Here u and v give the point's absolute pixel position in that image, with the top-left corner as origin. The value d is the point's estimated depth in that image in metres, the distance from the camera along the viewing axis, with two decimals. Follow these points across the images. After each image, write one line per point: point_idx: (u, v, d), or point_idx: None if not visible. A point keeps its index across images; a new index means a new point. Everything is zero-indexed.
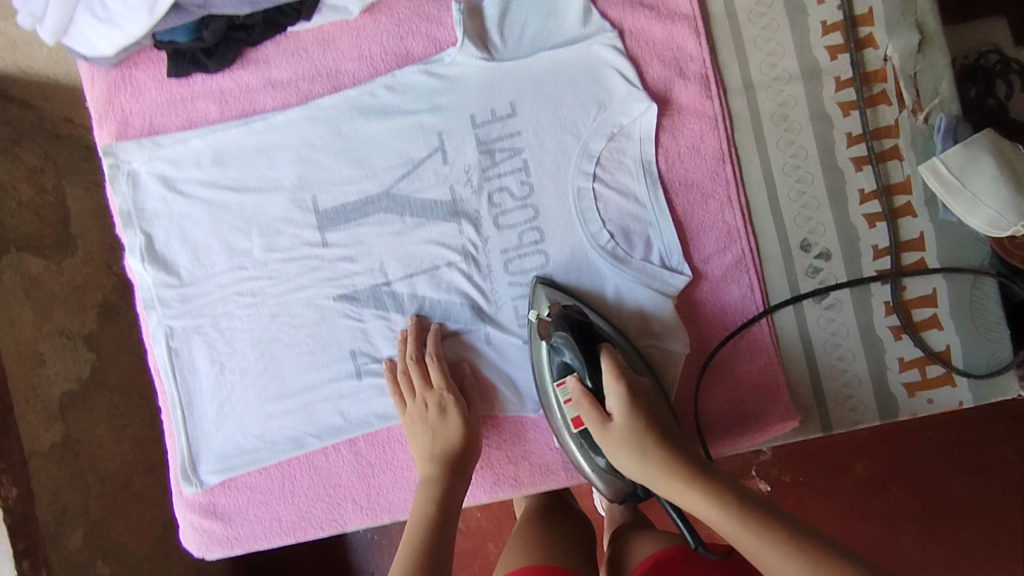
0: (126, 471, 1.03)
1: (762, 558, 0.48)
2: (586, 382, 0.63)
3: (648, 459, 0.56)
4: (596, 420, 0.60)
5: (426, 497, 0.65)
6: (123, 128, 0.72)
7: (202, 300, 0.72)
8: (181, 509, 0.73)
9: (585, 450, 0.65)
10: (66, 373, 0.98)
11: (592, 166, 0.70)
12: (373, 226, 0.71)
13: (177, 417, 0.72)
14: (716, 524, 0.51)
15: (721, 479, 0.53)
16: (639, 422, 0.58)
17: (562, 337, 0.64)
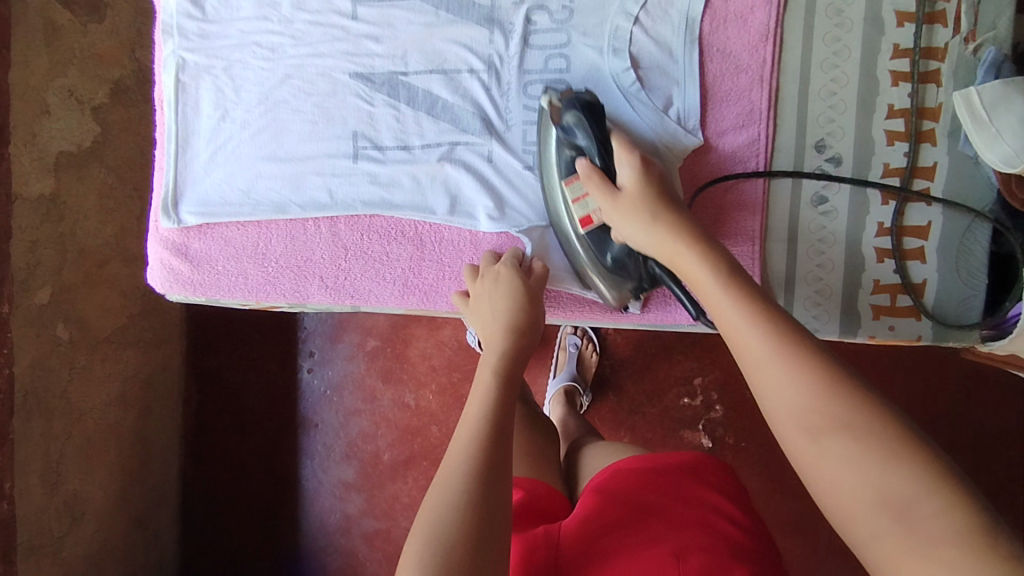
0: (103, 252, 1.07)
1: (730, 321, 0.52)
2: (597, 163, 0.64)
3: (657, 224, 0.60)
4: (607, 195, 0.62)
5: (493, 361, 0.62)
6: None
7: (221, 42, 0.71)
8: (155, 245, 0.74)
9: (592, 249, 0.67)
10: (68, 135, 0.99)
11: (636, 8, 0.69)
12: (405, 12, 0.71)
13: (169, 152, 0.72)
14: (703, 289, 0.55)
15: (739, 274, 0.55)
16: (660, 203, 0.61)
17: (574, 118, 0.64)
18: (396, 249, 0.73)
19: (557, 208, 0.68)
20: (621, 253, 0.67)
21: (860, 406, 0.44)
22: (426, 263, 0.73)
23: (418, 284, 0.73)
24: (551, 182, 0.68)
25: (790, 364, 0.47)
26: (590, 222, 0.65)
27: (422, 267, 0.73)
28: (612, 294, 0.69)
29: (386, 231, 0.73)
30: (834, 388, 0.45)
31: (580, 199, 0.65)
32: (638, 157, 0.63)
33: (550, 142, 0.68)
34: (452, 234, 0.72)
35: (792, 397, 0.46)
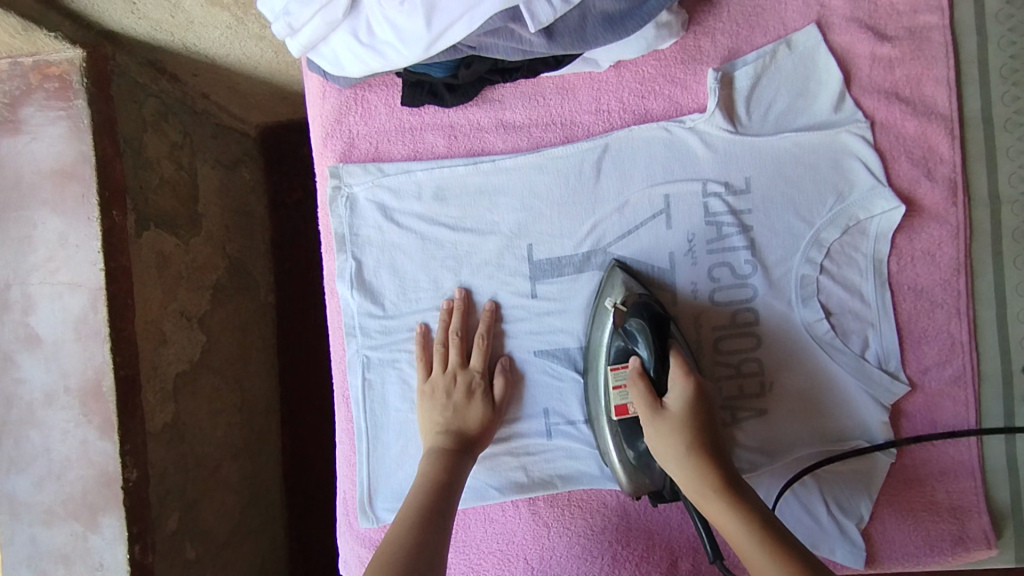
0: (217, 448, 1.30)
1: (738, 536, 0.50)
2: (648, 371, 0.61)
3: (685, 452, 0.55)
4: (648, 406, 0.59)
5: (433, 461, 0.63)
6: (348, 149, 0.70)
7: (406, 337, 0.70)
8: (351, 541, 0.72)
9: (619, 438, 0.64)
10: (183, 354, 1.19)
11: (820, 256, 0.67)
12: (583, 283, 0.69)
13: (360, 448, 0.71)
14: (712, 510, 0.53)
15: (742, 487, 0.53)
16: (694, 442, 0.55)
17: (638, 325, 0.62)
18: (599, 520, 0.70)
19: (598, 384, 0.66)
20: (650, 456, 0.62)
21: (767, 526, 0.50)
22: (633, 533, 0.70)
23: (629, 556, 0.69)
24: (597, 365, 0.66)
25: (718, 493, 0.53)
26: (625, 412, 0.62)
27: (630, 537, 0.69)
28: (626, 481, 0.64)
29: (588, 503, 0.70)
30: (753, 523, 0.50)
31: (621, 387, 0.62)
32: (692, 384, 0.58)
33: (603, 327, 0.66)
34: (656, 499, 0.70)
35: (728, 526, 0.51)
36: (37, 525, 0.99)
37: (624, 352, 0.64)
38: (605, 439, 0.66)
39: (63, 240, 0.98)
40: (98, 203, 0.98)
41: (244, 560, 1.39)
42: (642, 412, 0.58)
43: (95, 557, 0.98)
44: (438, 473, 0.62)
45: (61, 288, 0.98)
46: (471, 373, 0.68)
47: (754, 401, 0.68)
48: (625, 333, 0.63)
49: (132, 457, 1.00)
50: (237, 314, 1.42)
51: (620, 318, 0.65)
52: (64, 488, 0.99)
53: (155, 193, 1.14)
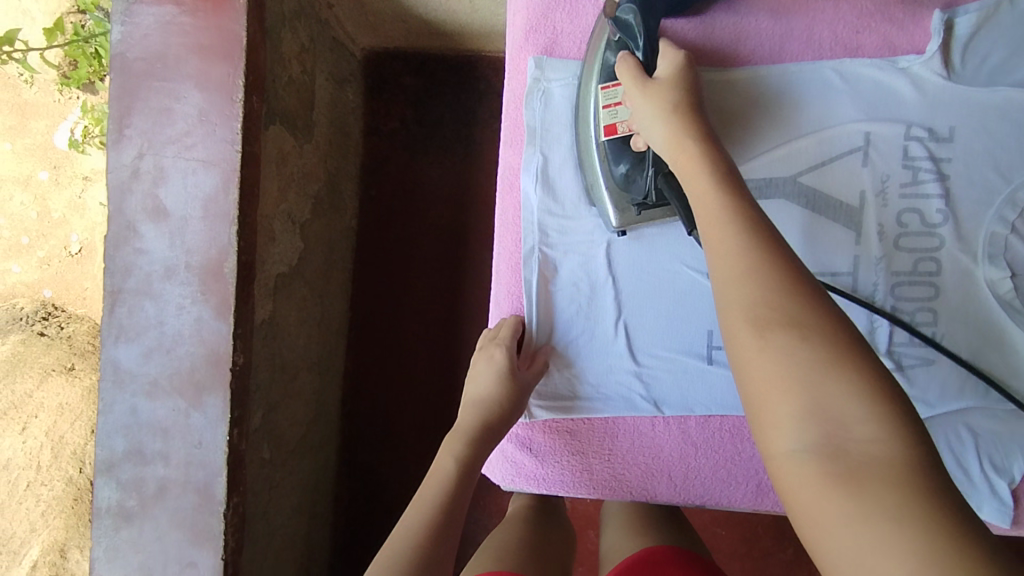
0: (297, 355, 1.30)
1: (715, 223, 0.50)
2: (637, 57, 0.63)
3: (667, 127, 0.58)
4: (638, 82, 0.61)
5: (455, 450, 0.67)
6: (551, 45, 0.70)
7: (575, 225, 0.71)
8: None
9: (608, 159, 0.66)
10: (284, 256, 1.19)
11: (1013, 215, 0.67)
12: (770, 211, 0.69)
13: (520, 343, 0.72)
14: (692, 194, 0.54)
15: (732, 175, 0.53)
16: (680, 104, 0.59)
17: (629, 10, 0.63)
18: (750, 449, 0.70)
19: (586, 110, 0.67)
20: (633, 171, 0.64)
21: (747, 207, 0.50)
22: None
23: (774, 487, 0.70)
24: (587, 105, 0.67)
25: (713, 178, 0.53)
26: (614, 131, 0.65)
27: None
28: (614, 215, 0.67)
29: (739, 432, 0.70)
30: (767, 249, 0.47)
31: (611, 106, 0.65)
32: (682, 57, 0.62)
33: (588, 94, 0.67)
34: None
35: (710, 210, 0.51)
36: (140, 396, 0.99)
37: (613, 58, 0.65)
38: (594, 170, 0.68)
39: (203, 117, 0.98)
40: (243, 86, 0.98)
41: (305, 472, 1.40)
42: (631, 85, 0.61)
43: (195, 434, 0.99)
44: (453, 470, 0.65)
45: (194, 165, 0.98)
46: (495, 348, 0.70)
47: (922, 349, 0.68)
48: (617, 28, 0.64)
49: (240, 342, 1.01)
50: (328, 230, 1.41)
51: (608, 15, 0.65)
52: (171, 363, 0.99)
53: (283, 90, 1.14)
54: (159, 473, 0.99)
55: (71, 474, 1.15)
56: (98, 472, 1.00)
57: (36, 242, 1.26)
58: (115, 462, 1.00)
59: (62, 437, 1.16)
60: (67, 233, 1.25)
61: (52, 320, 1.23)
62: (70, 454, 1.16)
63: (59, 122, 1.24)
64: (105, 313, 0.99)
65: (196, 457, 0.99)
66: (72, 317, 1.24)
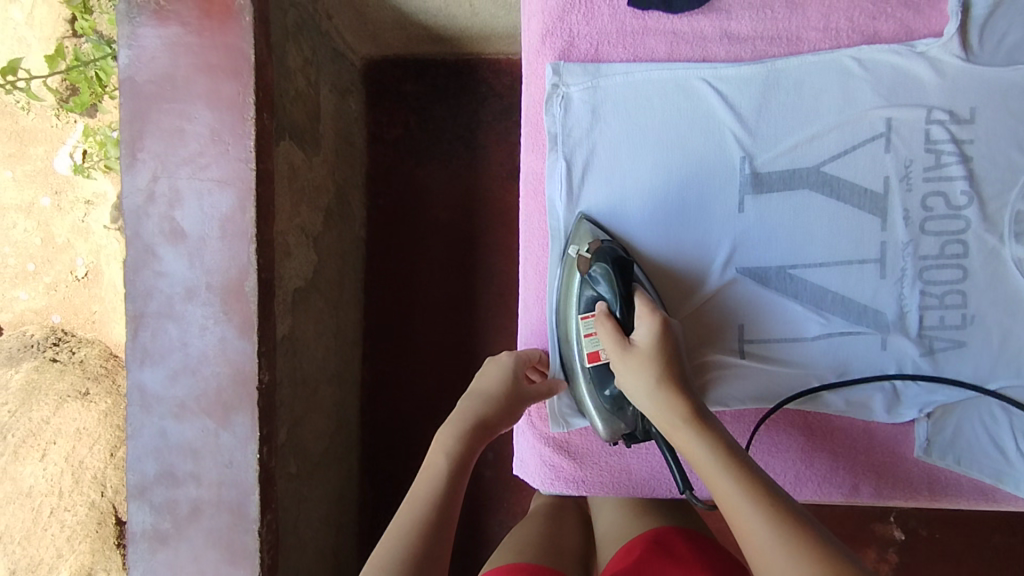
0: (317, 368, 1.31)
1: (711, 473, 0.54)
2: (614, 314, 0.65)
3: (656, 387, 0.60)
4: (617, 346, 0.64)
5: (446, 446, 0.66)
6: (567, 48, 0.70)
7: None
8: (532, 440, 0.74)
9: (593, 383, 0.68)
10: (300, 270, 1.19)
11: None
12: (795, 202, 0.69)
13: (553, 346, 0.72)
14: (687, 449, 0.57)
15: (710, 422, 0.59)
16: (663, 378, 0.60)
17: (601, 270, 0.65)
18: (786, 438, 0.71)
19: (568, 328, 0.69)
20: (622, 398, 0.67)
21: (737, 459, 0.55)
22: (818, 455, 0.71)
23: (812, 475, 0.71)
24: (569, 314, 0.69)
25: (706, 439, 0.57)
26: (597, 357, 0.67)
27: (815, 458, 0.71)
28: (603, 427, 0.68)
29: (775, 422, 0.71)
30: (758, 495, 0.52)
31: (592, 335, 0.67)
32: (656, 318, 0.62)
33: (572, 284, 0.69)
34: (843, 422, 0.71)
35: (699, 457, 0.56)
36: (169, 419, 1.00)
37: (594, 296, 0.67)
38: (580, 394, 0.70)
39: (216, 137, 0.98)
40: (253, 104, 0.98)
41: (331, 484, 1.40)
42: (613, 354, 0.63)
43: (226, 454, 0.99)
44: (443, 465, 0.64)
45: (210, 185, 0.98)
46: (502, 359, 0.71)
47: (953, 332, 0.68)
48: (592, 280, 0.67)
49: (265, 359, 1.01)
50: (340, 242, 1.41)
51: (586, 260, 0.67)
52: (198, 384, 0.99)
53: (290, 105, 1.14)
54: (192, 494, 1.00)
55: (94, 498, 1.14)
56: (132, 497, 1.00)
57: (42, 269, 1.27)
58: (148, 486, 1.00)
59: (81, 461, 1.14)
60: (72, 257, 1.26)
61: (63, 345, 1.24)
62: (89, 480, 1.14)
63: (58, 147, 1.24)
64: (129, 337, 1.00)
65: (228, 476, 0.99)
66: (82, 342, 1.25)
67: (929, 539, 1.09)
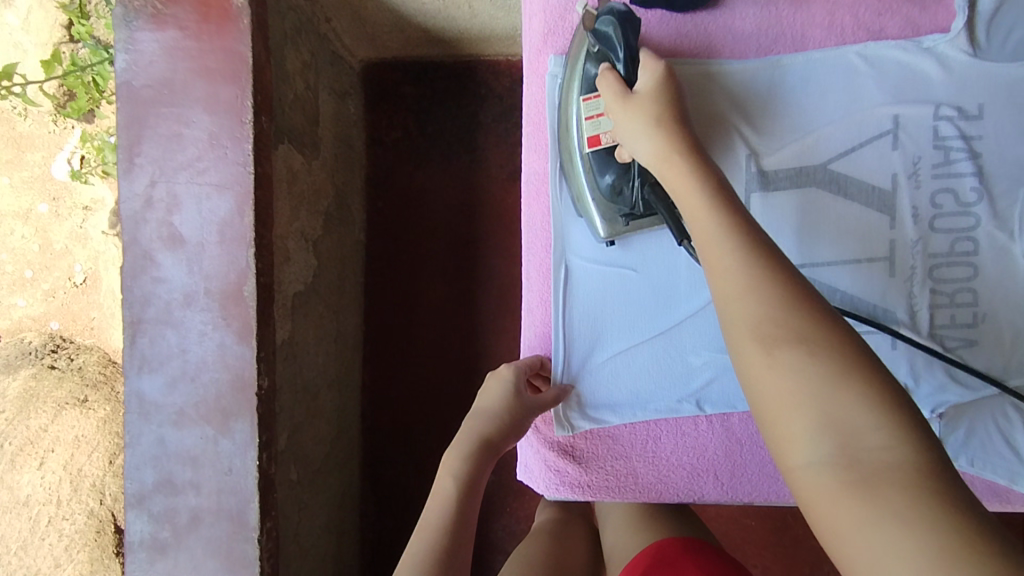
0: (317, 374, 1.29)
1: (707, 230, 0.50)
2: (619, 70, 0.61)
3: (653, 133, 0.57)
4: (619, 95, 0.60)
5: (452, 469, 0.65)
6: (570, 47, 0.69)
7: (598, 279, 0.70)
8: (536, 445, 0.72)
9: (592, 169, 0.65)
10: (300, 275, 1.18)
11: None
12: (802, 200, 0.68)
13: (557, 349, 0.71)
14: (684, 200, 0.53)
15: (721, 182, 0.53)
16: (663, 115, 0.57)
17: (607, 22, 0.61)
18: None
19: (571, 126, 0.66)
20: (620, 182, 0.64)
21: (738, 213, 0.50)
22: None
23: None
24: (569, 104, 0.66)
25: (705, 189, 0.52)
26: (598, 141, 0.64)
27: None
28: (602, 225, 0.67)
29: None
30: (762, 262, 0.47)
31: (594, 117, 0.63)
32: (663, 69, 0.59)
33: (577, 61, 0.66)
34: None
35: (698, 212, 0.51)
36: (167, 427, 0.98)
37: (594, 70, 0.64)
38: (585, 208, 0.68)
39: (214, 141, 0.97)
40: (252, 107, 0.97)
41: (332, 490, 1.39)
42: (613, 101, 0.60)
43: (225, 461, 0.98)
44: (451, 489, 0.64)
45: (208, 189, 0.97)
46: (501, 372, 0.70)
47: (965, 331, 0.67)
48: (597, 41, 0.63)
49: (264, 365, 0.99)
50: (339, 246, 1.40)
51: (588, 24, 0.64)
52: (197, 391, 0.98)
53: (289, 109, 1.13)
54: (191, 503, 0.98)
55: (93, 506, 1.13)
56: (130, 506, 0.98)
57: (40, 276, 1.25)
58: (146, 494, 0.99)
59: (79, 469, 1.13)
60: (70, 263, 1.24)
61: (61, 352, 1.21)
62: (88, 487, 1.13)
63: (55, 153, 1.23)
64: (127, 344, 0.98)
65: (227, 483, 0.98)
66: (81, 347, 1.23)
67: None
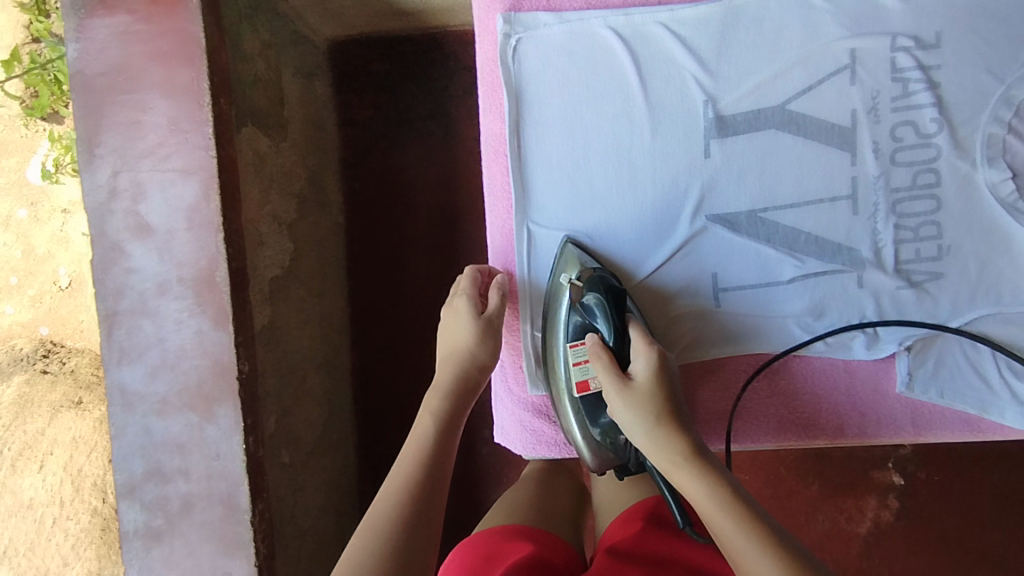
0: (303, 358, 1.29)
1: (704, 498, 0.56)
2: (609, 343, 0.64)
3: (650, 422, 0.60)
4: (614, 381, 0.62)
5: (432, 408, 0.67)
6: (519, 0, 0.68)
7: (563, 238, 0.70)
8: (513, 408, 0.73)
9: (583, 416, 0.67)
10: (276, 259, 1.17)
11: (1009, 114, 0.65)
12: (762, 142, 0.67)
13: (527, 310, 0.72)
14: (682, 486, 0.58)
15: (706, 453, 0.59)
16: (661, 411, 0.60)
17: (594, 300, 0.64)
18: (767, 384, 0.70)
19: (556, 338, 0.69)
20: (613, 429, 0.67)
21: (729, 486, 0.56)
22: (800, 397, 0.70)
23: (795, 419, 0.71)
24: (555, 339, 0.69)
25: (702, 460, 0.58)
26: (586, 387, 0.66)
27: (796, 402, 0.71)
28: (591, 456, 0.69)
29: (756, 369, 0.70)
30: (758, 530, 0.53)
31: (581, 363, 0.66)
32: (655, 354, 0.62)
33: (563, 305, 0.68)
34: (824, 364, 0.70)
35: (694, 491, 0.57)
36: (152, 416, 0.98)
37: (582, 325, 0.67)
38: (567, 420, 0.69)
39: (173, 127, 0.95)
40: (208, 88, 0.95)
41: (328, 472, 1.40)
42: (608, 388, 0.62)
43: (211, 447, 0.98)
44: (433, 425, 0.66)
45: (171, 176, 0.96)
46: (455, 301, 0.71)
47: (930, 264, 0.67)
48: (584, 308, 0.66)
49: (243, 349, 0.99)
50: (316, 230, 1.40)
51: (576, 292, 0.67)
52: (179, 379, 0.98)
53: (251, 90, 1.11)
54: (181, 490, 0.99)
55: (96, 505, 1.14)
56: (122, 496, 0.99)
57: (26, 282, 1.20)
58: (137, 484, 0.99)
59: (80, 470, 1.14)
60: (54, 267, 1.20)
61: (53, 356, 1.18)
62: (89, 486, 1.14)
63: (30, 158, 1.19)
64: (103, 337, 0.98)
65: (216, 469, 0.98)
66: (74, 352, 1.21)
67: (923, 481, 1.09)
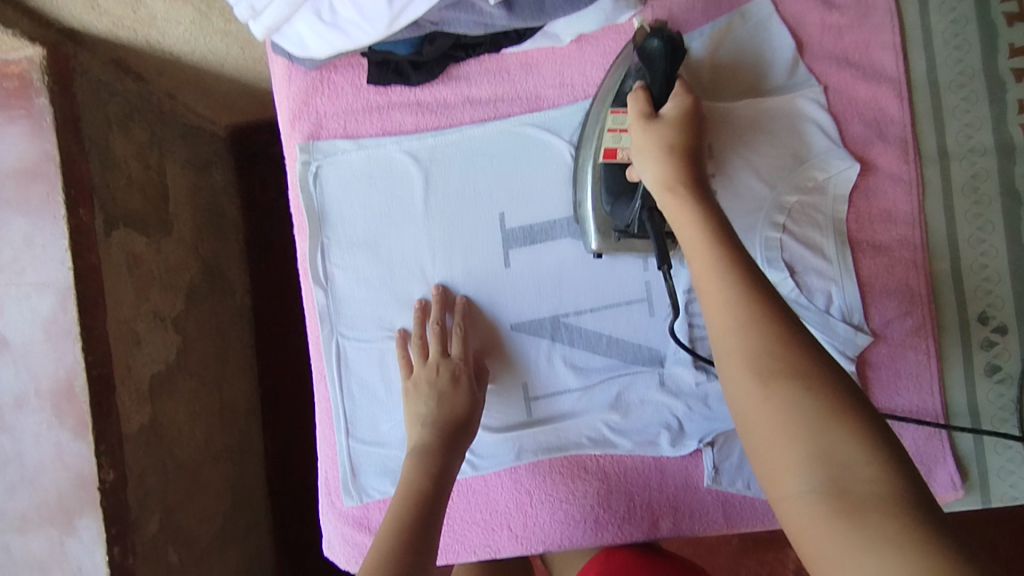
0: (197, 456, 1.12)
1: (703, 266, 0.47)
2: (653, 91, 0.58)
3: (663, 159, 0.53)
4: (643, 114, 0.56)
5: (421, 459, 0.63)
6: (316, 129, 0.71)
7: (370, 348, 0.72)
8: (334, 519, 0.74)
9: (601, 188, 0.62)
10: (157, 354, 1.04)
11: (783, 218, 0.69)
12: (557, 253, 0.71)
13: (339, 424, 0.72)
14: (682, 225, 0.50)
15: (724, 219, 0.49)
16: (676, 145, 0.54)
17: (655, 47, 0.58)
18: (581, 485, 0.71)
19: (593, 147, 0.64)
20: (621, 205, 0.61)
21: (731, 238, 0.47)
22: (615, 495, 0.71)
23: (611, 517, 0.71)
24: (596, 118, 0.64)
25: (700, 213, 0.49)
26: (614, 155, 0.61)
27: (611, 500, 0.71)
28: (596, 237, 0.66)
29: (568, 469, 0.71)
30: (747, 287, 0.44)
31: (617, 131, 0.60)
32: (690, 99, 0.56)
33: (608, 88, 0.63)
34: (635, 461, 0.71)
35: (687, 219, 0.49)
36: (11, 533, 0.89)
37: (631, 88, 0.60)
38: (585, 191, 0.65)
39: (29, 242, 0.86)
40: (64, 202, 0.86)
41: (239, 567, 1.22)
42: (636, 121, 0.56)
43: (73, 561, 0.89)
44: (423, 477, 0.62)
45: (27, 290, 0.87)
46: (453, 360, 0.67)
47: None
48: (642, 57, 0.59)
49: (108, 459, 0.90)
50: (214, 319, 1.23)
51: (638, 37, 0.60)
52: (38, 493, 0.89)
53: (125, 195, 0.99)
54: None
55: None
56: None
57: None
58: None
59: None
60: None
61: None
62: None
63: None
64: None
65: None
66: None
67: None
